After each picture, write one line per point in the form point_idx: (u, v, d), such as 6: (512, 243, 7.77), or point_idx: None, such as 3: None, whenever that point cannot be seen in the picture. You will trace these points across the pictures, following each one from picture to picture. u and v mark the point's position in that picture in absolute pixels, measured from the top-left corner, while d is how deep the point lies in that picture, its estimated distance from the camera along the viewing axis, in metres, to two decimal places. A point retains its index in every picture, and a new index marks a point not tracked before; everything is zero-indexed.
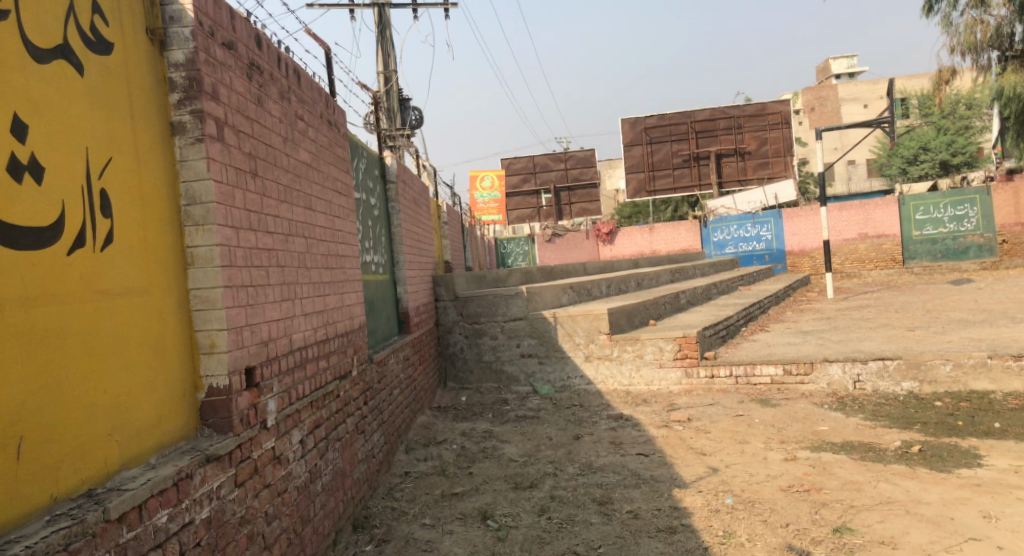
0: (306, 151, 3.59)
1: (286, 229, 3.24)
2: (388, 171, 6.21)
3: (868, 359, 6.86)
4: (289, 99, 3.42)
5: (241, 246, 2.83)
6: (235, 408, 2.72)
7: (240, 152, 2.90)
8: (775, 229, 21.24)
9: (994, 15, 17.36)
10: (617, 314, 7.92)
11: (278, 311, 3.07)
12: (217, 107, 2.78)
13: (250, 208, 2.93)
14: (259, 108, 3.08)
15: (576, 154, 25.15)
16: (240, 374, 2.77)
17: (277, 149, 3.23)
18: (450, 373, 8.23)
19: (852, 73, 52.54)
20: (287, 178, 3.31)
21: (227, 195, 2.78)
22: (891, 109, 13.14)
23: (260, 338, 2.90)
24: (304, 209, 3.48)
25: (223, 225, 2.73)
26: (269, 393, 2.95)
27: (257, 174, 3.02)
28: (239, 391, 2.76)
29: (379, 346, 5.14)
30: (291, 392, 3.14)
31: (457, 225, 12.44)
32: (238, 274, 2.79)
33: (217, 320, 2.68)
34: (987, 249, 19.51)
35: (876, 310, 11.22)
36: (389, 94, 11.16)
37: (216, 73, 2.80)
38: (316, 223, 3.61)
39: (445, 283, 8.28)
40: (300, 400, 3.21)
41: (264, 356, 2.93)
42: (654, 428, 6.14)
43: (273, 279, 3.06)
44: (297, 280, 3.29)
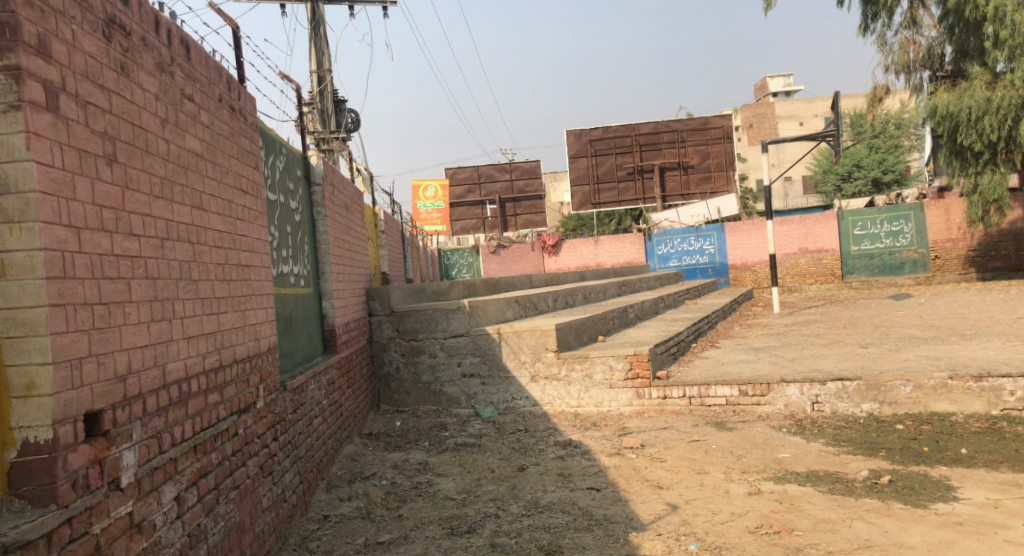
0: (196, 137, 2.96)
1: (161, 231, 2.61)
2: (314, 173, 5.57)
3: (826, 380, 6.50)
4: (171, 72, 2.80)
5: (84, 251, 2.21)
6: (65, 469, 2.09)
7: (88, 129, 2.28)
8: (718, 243, 21.18)
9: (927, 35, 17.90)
10: (565, 330, 7.42)
11: (144, 336, 2.44)
12: (49, 68, 2.15)
13: (101, 202, 2.31)
14: (121, 76, 2.45)
15: (522, 165, 24.74)
16: (73, 422, 2.13)
17: (149, 131, 2.60)
18: (385, 394, 7.59)
19: (789, 92, 53.81)
20: (165, 168, 2.68)
21: (61, 184, 2.15)
22: (836, 123, 13.06)
23: (112, 373, 2.28)
24: (191, 208, 2.85)
25: (54, 223, 2.11)
26: (126, 442, 2.33)
27: (116, 159, 2.40)
28: (74, 445, 2.13)
29: (297, 370, 4.50)
30: (162, 437, 2.51)
31: (397, 236, 11.79)
32: (76, 289, 2.17)
33: (39, 351, 2.05)
34: (921, 265, 19.68)
35: (823, 325, 11.01)
36: (322, 95, 10.49)
37: (48, 22, 2.17)
38: (207, 225, 2.98)
39: (379, 296, 7.65)
40: (176, 447, 2.58)
41: (118, 396, 2.31)
42: (605, 456, 5.64)
43: (136, 294, 2.43)
44: (176, 296, 2.66)
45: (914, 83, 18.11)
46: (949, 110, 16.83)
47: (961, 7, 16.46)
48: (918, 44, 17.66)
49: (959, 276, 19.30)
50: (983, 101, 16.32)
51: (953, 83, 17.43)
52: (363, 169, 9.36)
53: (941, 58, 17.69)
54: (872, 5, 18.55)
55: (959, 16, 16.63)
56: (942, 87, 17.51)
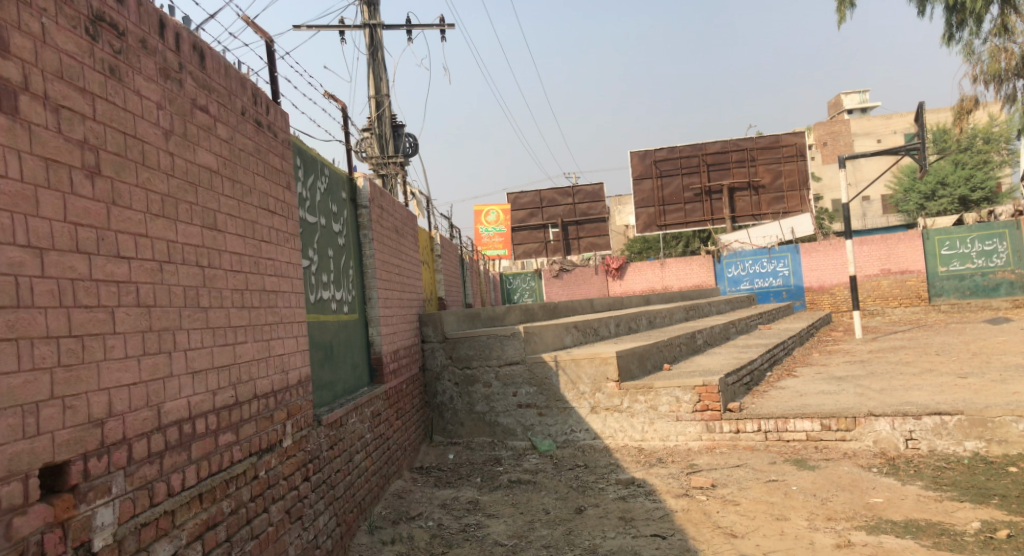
0: (206, 149, 2.75)
1: (155, 251, 2.39)
2: (360, 195, 5.33)
3: (921, 415, 5.87)
4: (176, 78, 2.60)
5: (47, 275, 1.97)
6: (15, 536, 1.81)
7: (60, 135, 2.05)
8: (792, 264, 20.26)
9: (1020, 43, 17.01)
10: (626, 358, 6.99)
11: (127, 372, 2.21)
12: (9, 65, 1.91)
13: (74, 219, 2.07)
14: (108, 79, 2.25)
15: (585, 188, 24.34)
16: (27, 478, 1.86)
17: (143, 140, 2.39)
18: (438, 425, 7.28)
19: (865, 108, 51.94)
20: (163, 180, 2.47)
21: (22, 199, 1.91)
22: (921, 135, 12.22)
23: (84, 417, 2.04)
24: (198, 226, 2.64)
25: (11, 242, 1.86)
26: (103, 496, 2.08)
27: (98, 171, 2.18)
28: (27, 506, 1.86)
29: (336, 402, 4.23)
30: (150, 489, 2.26)
31: (455, 261, 11.54)
32: (34, 320, 1.91)
33: None
34: (1019, 286, 18.48)
35: (913, 352, 10.18)
36: (380, 120, 10.39)
37: (13, 13, 1.93)
38: (219, 245, 2.76)
39: (432, 322, 7.38)
40: (170, 498, 2.33)
41: (91, 443, 2.06)
42: (672, 498, 5.16)
43: (121, 323, 2.20)
44: (171, 324, 2.44)
45: (1006, 93, 17.19)
46: None
47: None
48: (1009, 51, 16.83)
49: None
50: None
51: None
52: (418, 193, 9.16)
53: None
54: (957, 13, 17.59)
55: None
56: None
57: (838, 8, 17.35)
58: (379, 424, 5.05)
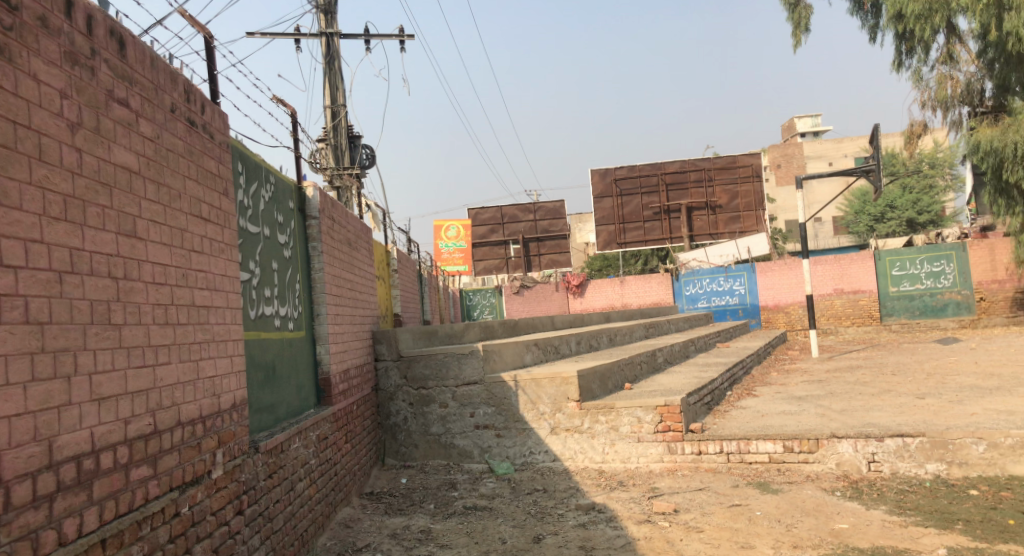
0: (122, 146, 2.50)
1: (51, 260, 2.13)
2: (310, 205, 5.06)
3: (884, 437, 5.79)
4: (85, 65, 2.35)
5: None
6: None
7: None
8: (748, 283, 20.40)
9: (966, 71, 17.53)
10: (587, 377, 6.79)
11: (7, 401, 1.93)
12: None
13: None
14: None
15: (545, 205, 24.30)
16: None
17: (41, 130, 2.14)
18: (390, 447, 6.98)
19: (817, 132, 53.19)
20: (64, 178, 2.21)
21: None
22: (876, 157, 12.36)
23: None
24: (109, 230, 2.38)
25: None
26: None
27: None
28: None
29: (278, 427, 3.93)
30: (36, 538, 1.97)
31: (412, 276, 11.27)
32: None
33: None
34: (966, 306, 18.66)
35: (870, 372, 10.21)
36: (336, 130, 10.10)
37: None
38: (135, 251, 2.50)
39: (386, 339, 7.10)
40: (62, 546, 2.05)
41: None
42: (633, 524, 4.96)
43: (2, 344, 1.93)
44: (71, 341, 2.17)
45: (954, 119, 17.67)
46: (992, 146, 16.14)
47: (1003, 40, 16.00)
48: (956, 78, 17.36)
49: (1006, 320, 18.31)
50: None
51: (996, 118, 16.89)
52: (374, 206, 8.88)
53: (982, 94, 17.40)
54: (905, 40, 18.03)
55: (1001, 50, 16.25)
56: (984, 123, 16.92)
57: (793, 33, 17.65)
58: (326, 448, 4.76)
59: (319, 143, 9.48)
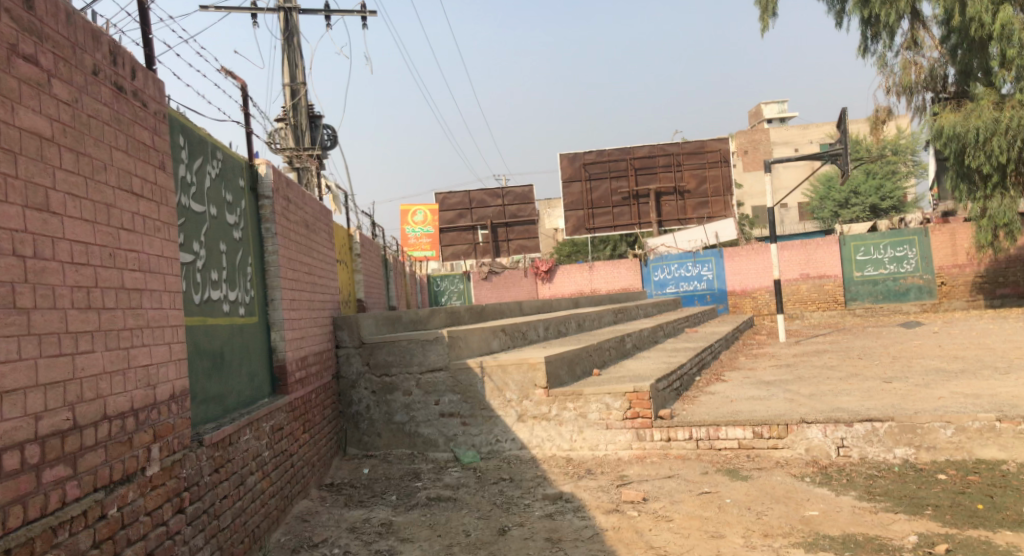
0: (30, 110, 2.29)
1: None
2: (263, 183, 4.83)
3: (853, 422, 5.73)
4: None
5: None
6: None
7: None
8: (716, 268, 20.45)
9: (929, 57, 17.70)
10: (555, 363, 6.65)
11: None
12: None
13: None
14: None
15: (514, 190, 24.11)
16: None
17: None
18: (352, 437, 6.78)
19: (783, 118, 53.60)
20: None
21: None
22: (843, 141, 12.36)
23: None
24: (15, 203, 2.18)
25: None
26: None
27: None
28: None
29: (228, 418, 3.72)
30: None
31: (377, 260, 11.03)
32: None
33: None
34: (927, 291, 18.96)
35: (836, 356, 10.22)
36: (296, 108, 9.82)
37: None
38: (48, 227, 2.30)
39: (347, 326, 6.86)
40: None
41: None
42: (601, 514, 4.84)
43: None
44: None
45: (918, 105, 17.88)
46: (955, 131, 16.27)
47: (967, 26, 16.14)
48: (919, 64, 17.53)
49: (966, 303, 18.61)
50: (991, 122, 15.82)
51: (959, 104, 17.03)
52: (335, 188, 8.62)
53: (944, 79, 17.58)
54: (871, 26, 18.10)
55: (965, 35, 16.40)
56: (947, 108, 17.06)
57: (761, 17, 17.62)
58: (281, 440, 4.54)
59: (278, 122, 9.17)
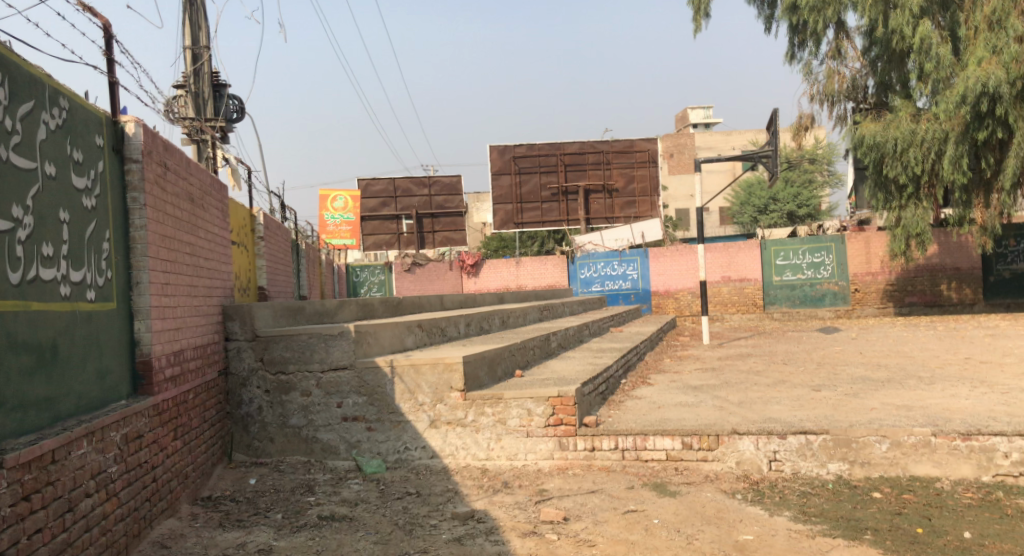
0: None
1: None
2: (129, 145, 4.26)
3: (787, 434, 5.37)
4: None
5: None
6: None
7: None
8: (641, 268, 20.26)
9: (851, 68, 18.06)
10: (474, 364, 6.09)
11: None
12: None
13: None
14: None
15: (441, 180, 23.42)
16: None
17: None
18: (241, 441, 6.06)
19: (709, 124, 54.52)
20: None
21: None
22: (773, 143, 12.23)
23: None
24: None
25: None
26: None
27: None
28: None
29: (55, 429, 3.22)
30: None
31: (285, 246, 10.24)
32: None
33: None
34: (840, 297, 19.29)
35: (761, 361, 10.02)
36: (198, 78, 9.16)
37: None
38: None
39: (240, 316, 6.11)
40: None
41: None
42: (517, 538, 4.31)
43: None
44: None
45: (840, 115, 18.33)
46: (874, 140, 16.53)
47: (889, 37, 16.47)
48: (842, 74, 17.91)
49: (877, 310, 19.03)
50: (909, 132, 16.10)
51: (879, 114, 17.36)
52: (236, 163, 7.85)
53: (864, 90, 17.98)
54: (798, 33, 18.28)
55: (885, 47, 16.73)
56: (868, 118, 17.34)
57: (693, 17, 17.49)
58: (129, 448, 3.91)
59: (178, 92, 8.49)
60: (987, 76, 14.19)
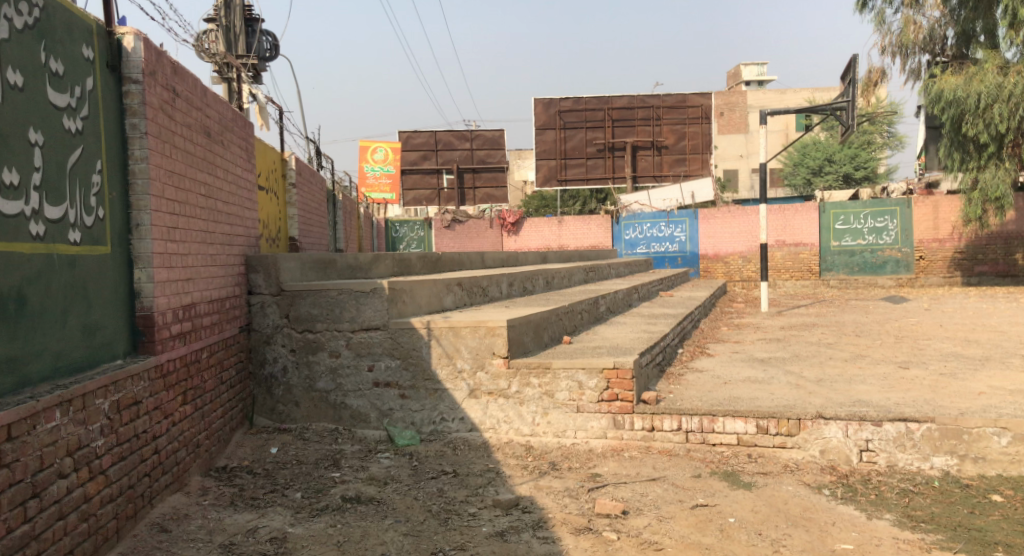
0: None
1: None
2: (128, 61, 3.65)
3: (883, 421, 4.61)
4: None
5: None
6: None
7: None
8: (690, 230, 19.28)
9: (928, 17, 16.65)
10: (519, 328, 5.44)
11: None
12: None
13: None
14: None
15: (483, 134, 22.63)
16: None
17: None
18: (263, 404, 5.51)
19: (762, 82, 52.29)
20: None
21: None
22: (849, 93, 11.17)
23: None
24: None
25: None
26: None
27: None
28: None
29: (21, 395, 2.81)
30: None
31: (319, 196, 9.67)
32: None
33: None
34: (903, 265, 18.15)
35: (829, 332, 9.17)
36: (229, 10, 8.55)
37: None
38: None
39: (264, 267, 5.51)
40: None
41: None
42: (570, 535, 3.67)
43: None
44: None
45: (914, 68, 17.03)
46: (955, 95, 15.20)
47: None
48: (919, 24, 16.55)
49: (943, 280, 17.84)
50: (994, 87, 14.74)
51: (959, 66, 16.00)
52: (265, 101, 7.27)
53: (943, 41, 16.59)
54: None
55: None
56: (947, 70, 15.99)
57: None
58: (122, 416, 3.35)
59: (205, 27, 7.85)
60: None
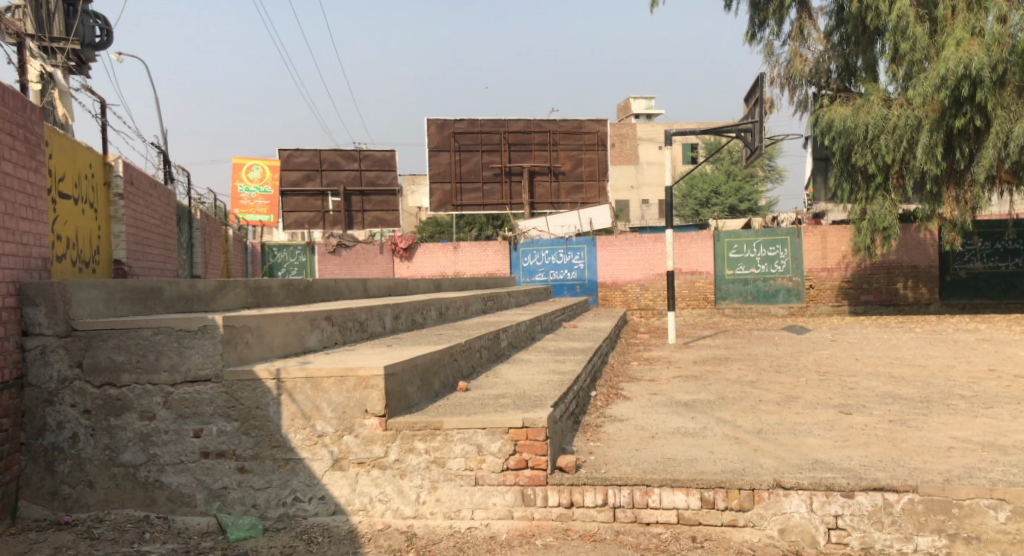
0: None
1: None
2: None
3: (855, 491, 3.70)
4: None
5: None
6: None
7: None
8: (588, 258, 18.55)
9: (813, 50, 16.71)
10: (400, 377, 4.21)
11: None
12: None
13: None
14: None
15: (373, 154, 21.29)
16: None
17: None
18: (39, 488, 4.00)
19: (651, 115, 53.42)
20: None
21: None
22: (755, 116, 10.68)
23: None
24: None
25: None
26: None
27: None
28: None
29: None
30: None
31: (166, 212, 8.09)
32: None
33: None
34: (794, 294, 18.05)
35: (746, 368, 8.41)
36: None
37: None
38: None
39: (44, 299, 4.02)
40: None
41: None
42: None
43: None
44: None
45: (802, 100, 17.10)
46: (844, 125, 15.13)
47: (861, 14, 15.04)
48: (806, 56, 16.60)
49: (832, 308, 17.86)
50: (880, 119, 14.76)
51: (846, 99, 16.03)
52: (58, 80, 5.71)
53: (829, 73, 16.68)
54: (759, 11, 16.84)
55: (856, 24, 15.29)
56: (835, 101, 15.96)
57: None
58: None
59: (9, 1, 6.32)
60: (969, 57, 12.79)
